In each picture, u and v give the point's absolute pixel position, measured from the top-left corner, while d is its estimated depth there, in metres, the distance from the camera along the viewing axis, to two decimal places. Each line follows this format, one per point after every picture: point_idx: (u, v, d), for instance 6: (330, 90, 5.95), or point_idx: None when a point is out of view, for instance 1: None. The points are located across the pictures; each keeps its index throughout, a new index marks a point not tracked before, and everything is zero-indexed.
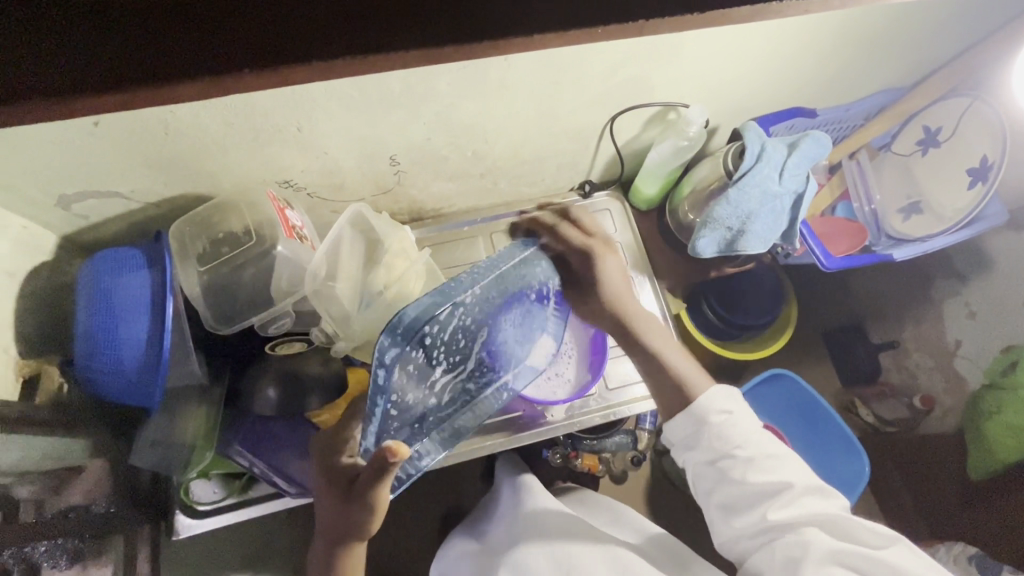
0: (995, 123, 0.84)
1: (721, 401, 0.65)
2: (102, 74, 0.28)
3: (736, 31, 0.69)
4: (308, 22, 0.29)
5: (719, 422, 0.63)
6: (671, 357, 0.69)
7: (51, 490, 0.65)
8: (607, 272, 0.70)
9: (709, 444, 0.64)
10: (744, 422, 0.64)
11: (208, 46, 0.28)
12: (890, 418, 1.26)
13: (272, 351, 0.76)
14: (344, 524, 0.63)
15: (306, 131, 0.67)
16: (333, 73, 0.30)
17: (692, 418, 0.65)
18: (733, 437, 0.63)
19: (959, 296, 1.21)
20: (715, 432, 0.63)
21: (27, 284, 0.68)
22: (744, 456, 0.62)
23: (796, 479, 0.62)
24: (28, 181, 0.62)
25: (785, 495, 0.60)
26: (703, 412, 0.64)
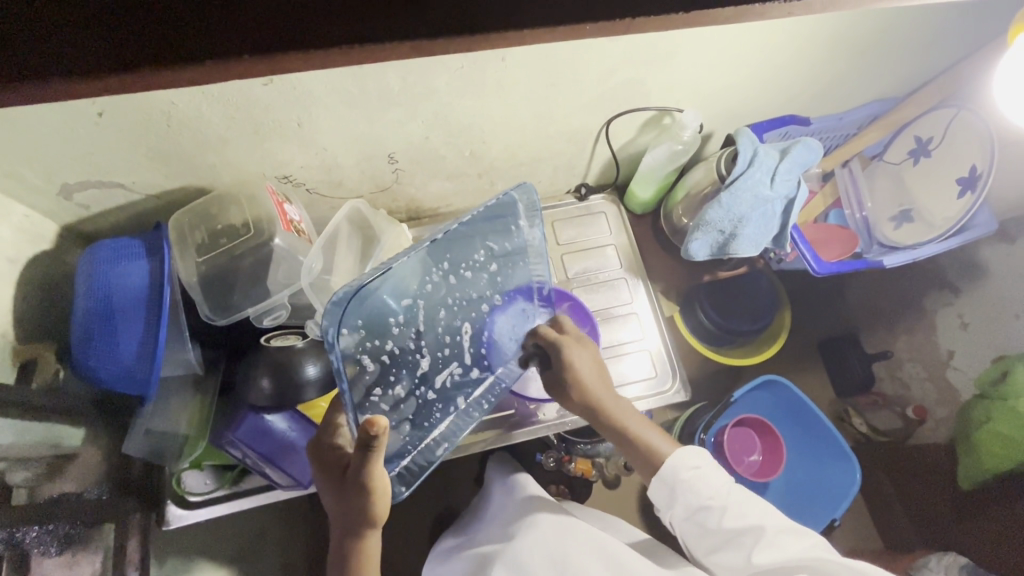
0: (984, 132, 0.85)
1: (689, 457, 0.70)
2: (89, 55, 0.29)
3: (728, 39, 0.70)
4: (300, 14, 0.30)
5: (689, 478, 0.68)
6: (638, 426, 0.74)
7: (44, 475, 0.67)
8: (573, 356, 0.74)
9: (686, 498, 0.68)
10: (714, 477, 0.68)
11: (193, 34, 0.29)
12: (884, 427, 1.28)
13: (266, 343, 0.76)
14: (354, 512, 0.62)
15: (306, 126, 0.68)
16: (325, 62, 0.32)
17: (665, 483, 0.69)
18: (704, 491, 0.67)
19: (951, 306, 1.22)
20: (688, 487, 0.68)
21: (27, 272, 0.69)
22: (717, 504, 0.66)
23: (768, 522, 0.64)
24: (31, 169, 0.63)
25: (760, 543, 0.62)
26: (676, 472, 0.68)
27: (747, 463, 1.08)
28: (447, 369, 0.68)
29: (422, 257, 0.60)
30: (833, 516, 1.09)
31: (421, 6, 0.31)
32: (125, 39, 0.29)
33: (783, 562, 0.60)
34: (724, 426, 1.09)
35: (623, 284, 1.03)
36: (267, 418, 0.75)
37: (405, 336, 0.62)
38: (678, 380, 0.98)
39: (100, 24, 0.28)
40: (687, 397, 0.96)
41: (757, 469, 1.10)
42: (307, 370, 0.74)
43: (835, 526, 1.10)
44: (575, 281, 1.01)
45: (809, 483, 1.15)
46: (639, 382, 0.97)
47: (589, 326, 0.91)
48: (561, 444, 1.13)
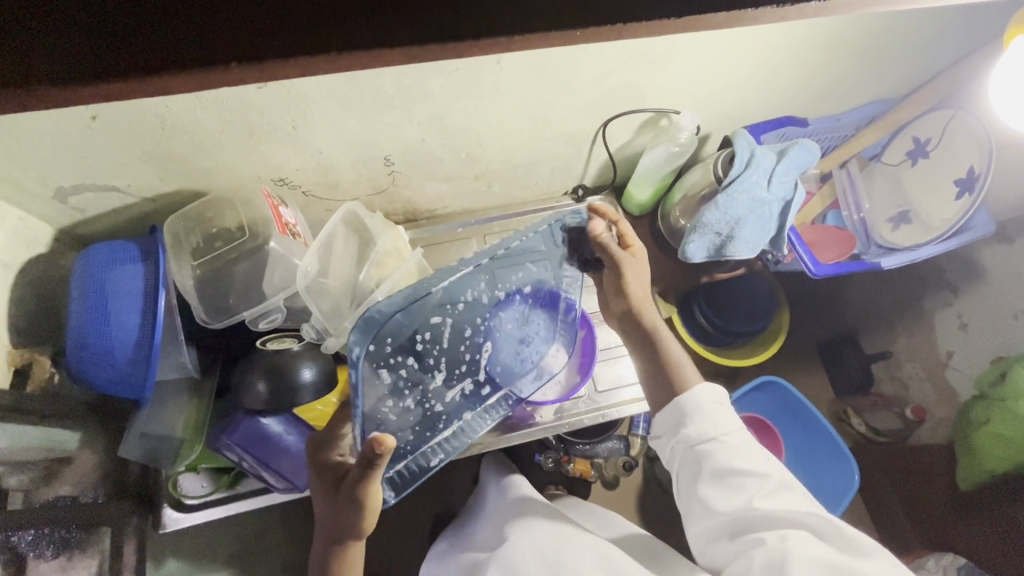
0: (981, 134, 0.85)
1: (713, 394, 0.67)
2: (83, 63, 0.29)
3: (724, 41, 0.70)
4: (289, 20, 0.29)
5: (712, 409, 0.66)
6: (673, 355, 0.74)
7: (40, 479, 0.67)
8: (625, 267, 0.74)
9: (700, 425, 0.65)
10: (729, 416, 0.66)
11: (186, 40, 0.29)
12: (883, 427, 1.28)
13: (262, 346, 0.76)
14: (343, 521, 0.62)
15: (301, 129, 0.68)
16: (318, 67, 0.32)
17: (680, 411, 0.67)
18: (718, 426, 0.65)
19: (950, 307, 1.21)
20: (706, 416, 0.65)
21: (22, 276, 0.69)
22: (729, 441, 0.63)
23: (774, 473, 0.62)
24: (26, 174, 0.63)
25: (764, 491, 0.60)
26: (698, 402, 0.66)
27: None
28: (462, 386, 0.67)
29: (465, 277, 0.58)
30: (832, 517, 1.09)
31: (410, 11, 0.30)
32: (118, 47, 0.29)
33: (782, 514, 0.59)
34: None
35: None
36: (263, 421, 0.75)
37: (429, 355, 0.60)
38: None
39: (92, 31, 0.28)
40: None
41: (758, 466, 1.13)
42: (302, 374, 0.74)
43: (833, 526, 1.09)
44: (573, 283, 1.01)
45: (808, 483, 1.15)
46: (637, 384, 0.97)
47: (586, 329, 0.93)
48: (559, 445, 1.13)
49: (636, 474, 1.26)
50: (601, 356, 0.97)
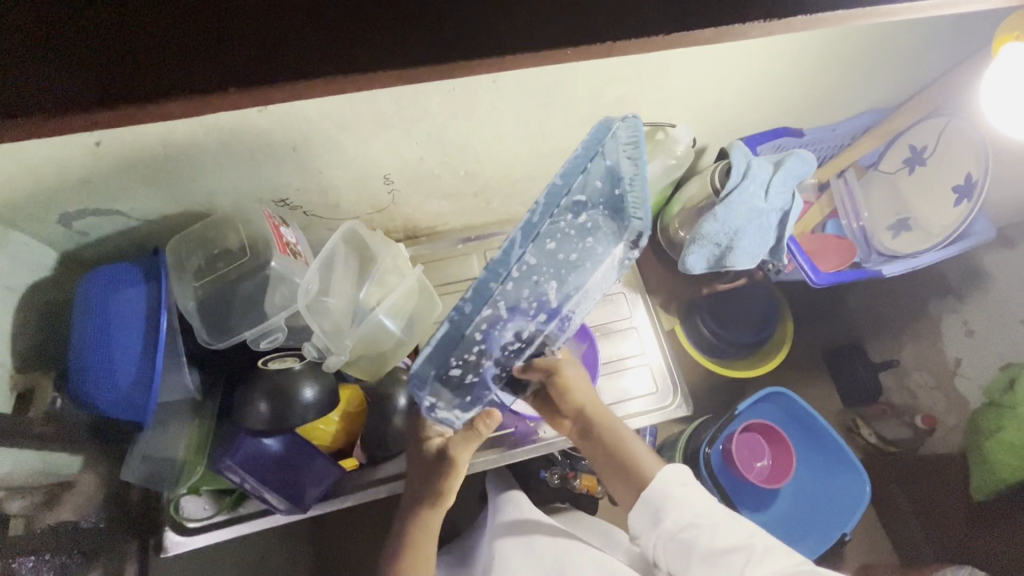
0: (977, 140, 0.86)
1: (678, 473, 0.66)
2: (74, 93, 0.29)
3: (716, 55, 0.71)
4: (293, 48, 0.31)
5: (680, 493, 0.64)
6: (633, 442, 0.73)
7: (41, 504, 0.68)
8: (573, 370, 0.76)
9: (675, 514, 0.62)
10: (699, 494, 0.65)
11: (179, 71, 0.30)
12: (894, 438, 1.24)
13: (263, 366, 0.75)
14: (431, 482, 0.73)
15: (301, 150, 0.69)
16: (309, 93, 0.32)
17: (651, 508, 0.64)
18: (691, 508, 0.63)
19: (956, 313, 1.21)
20: (678, 504, 0.63)
21: (25, 299, 0.69)
22: (706, 521, 0.62)
23: (758, 541, 0.61)
24: (31, 199, 0.64)
25: (751, 562, 0.58)
26: (665, 488, 0.64)
27: (757, 470, 1.09)
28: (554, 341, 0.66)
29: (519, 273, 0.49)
30: (843, 530, 1.07)
31: (407, 37, 0.32)
32: (110, 78, 0.29)
33: None
34: (731, 434, 1.09)
35: (622, 298, 1.02)
36: (265, 442, 0.75)
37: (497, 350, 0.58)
38: (679, 395, 0.97)
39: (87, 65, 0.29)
40: (688, 412, 0.96)
41: (766, 476, 1.11)
42: (304, 394, 0.74)
43: (846, 539, 1.08)
44: None
45: (817, 494, 1.13)
46: (639, 398, 0.96)
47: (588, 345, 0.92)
48: (566, 462, 1.14)
49: None
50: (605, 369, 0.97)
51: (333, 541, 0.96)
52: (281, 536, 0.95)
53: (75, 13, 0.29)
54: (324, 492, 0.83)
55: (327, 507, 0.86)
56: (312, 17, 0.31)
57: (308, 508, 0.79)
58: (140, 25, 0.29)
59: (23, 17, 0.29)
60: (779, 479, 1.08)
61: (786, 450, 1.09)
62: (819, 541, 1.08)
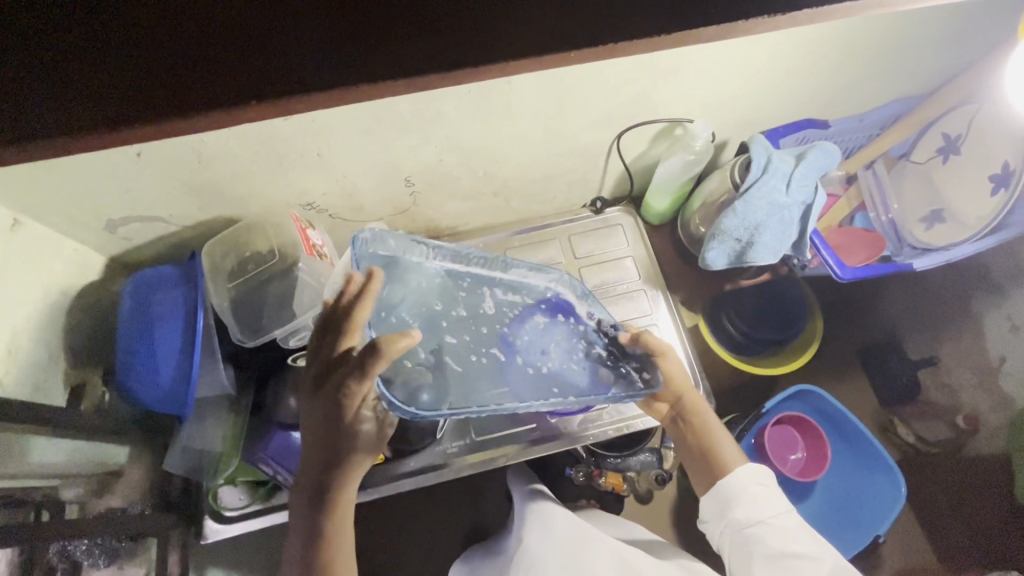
0: (1016, 128, 0.82)
1: (757, 474, 0.69)
2: (122, 117, 0.33)
3: (732, 48, 0.70)
4: (308, 67, 0.33)
5: (756, 492, 0.67)
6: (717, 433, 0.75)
7: (93, 492, 0.73)
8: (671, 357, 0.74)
9: (745, 508, 0.66)
10: (777, 499, 0.67)
11: (212, 92, 0.33)
12: (932, 437, 1.20)
13: (293, 363, 0.81)
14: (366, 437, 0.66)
15: (325, 156, 0.72)
16: (324, 102, 0.34)
17: (725, 495, 0.68)
18: (765, 507, 0.65)
19: (1002, 309, 1.22)
20: (751, 500, 0.66)
21: (76, 301, 0.74)
22: (777, 523, 0.64)
23: (828, 557, 0.62)
24: (79, 208, 0.69)
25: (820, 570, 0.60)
26: (741, 484, 0.67)
27: (791, 462, 1.07)
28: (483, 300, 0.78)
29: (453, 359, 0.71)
30: (878, 531, 1.04)
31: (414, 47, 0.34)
32: (150, 99, 0.33)
33: None
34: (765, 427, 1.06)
35: (643, 295, 1.02)
36: (293, 435, 0.78)
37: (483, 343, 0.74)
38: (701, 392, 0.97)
39: (131, 91, 0.33)
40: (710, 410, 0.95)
41: (801, 469, 1.08)
42: None
43: (881, 541, 1.05)
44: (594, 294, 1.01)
45: (848, 493, 1.11)
46: None
47: None
48: (592, 459, 1.12)
49: (670, 488, 1.23)
50: None
51: None
52: None
53: (122, 48, 0.34)
54: None
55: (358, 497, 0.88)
56: (326, 38, 0.34)
57: None
58: (174, 52, 0.33)
59: (77, 51, 0.33)
60: (815, 472, 1.06)
61: (823, 442, 1.05)
62: (852, 542, 1.06)
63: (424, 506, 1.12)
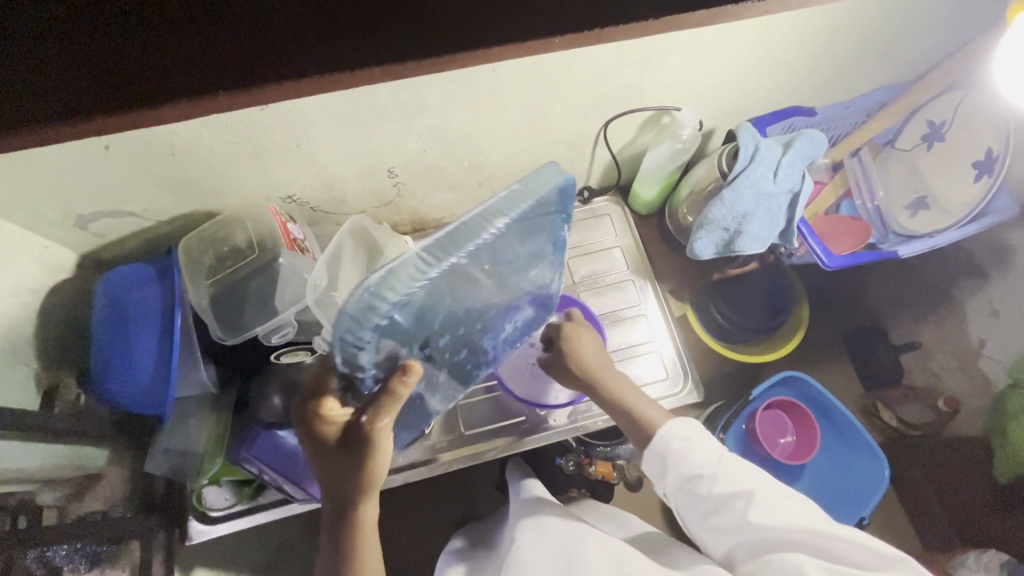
0: (999, 115, 0.83)
1: (681, 428, 0.65)
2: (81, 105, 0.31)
3: (721, 34, 0.69)
4: (290, 49, 0.32)
5: (679, 449, 0.64)
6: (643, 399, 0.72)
7: (70, 496, 0.71)
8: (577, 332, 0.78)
9: (676, 469, 0.64)
10: (708, 446, 0.64)
11: (184, 78, 0.31)
12: (915, 421, 1.21)
13: (275, 360, 0.79)
14: (353, 477, 0.62)
15: (305, 147, 0.70)
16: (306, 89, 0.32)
17: (658, 456, 0.66)
18: (694, 461, 0.63)
19: (982, 294, 1.21)
20: (678, 459, 0.64)
21: (48, 300, 0.71)
22: (711, 474, 0.61)
23: (761, 486, 0.60)
24: (47, 203, 0.66)
25: (754, 504, 0.59)
26: (663, 442, 0.65)
27: (780, 446, 1.08)
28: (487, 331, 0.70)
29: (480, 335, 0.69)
30: (862, 515, 1.06)
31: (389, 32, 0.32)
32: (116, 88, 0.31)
33: (784, 530, 0.56)
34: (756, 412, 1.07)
35: (631, 285, 1.02)
36: (279, 432, 0.77)
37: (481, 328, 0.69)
38: (690, 381, 0.97)
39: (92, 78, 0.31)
40: (699, 398, 0.95)
41: (791, 452, 1.09)
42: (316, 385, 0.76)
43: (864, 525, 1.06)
44: (582, 285, 1.01)
45: (834, 479, 1.12)
46: (649, 384, 0.96)
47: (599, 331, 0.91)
48: (581, 449, 1.13)
49: None
50: (617, 357, 0.97)
51: None
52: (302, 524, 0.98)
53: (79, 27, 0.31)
54: None
55: None
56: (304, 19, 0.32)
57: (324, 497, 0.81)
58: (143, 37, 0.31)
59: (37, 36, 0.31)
60: (803, 456, 1.07)
61: (813, 427, 1.06)
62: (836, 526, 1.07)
63: (415, 500, 1.12)
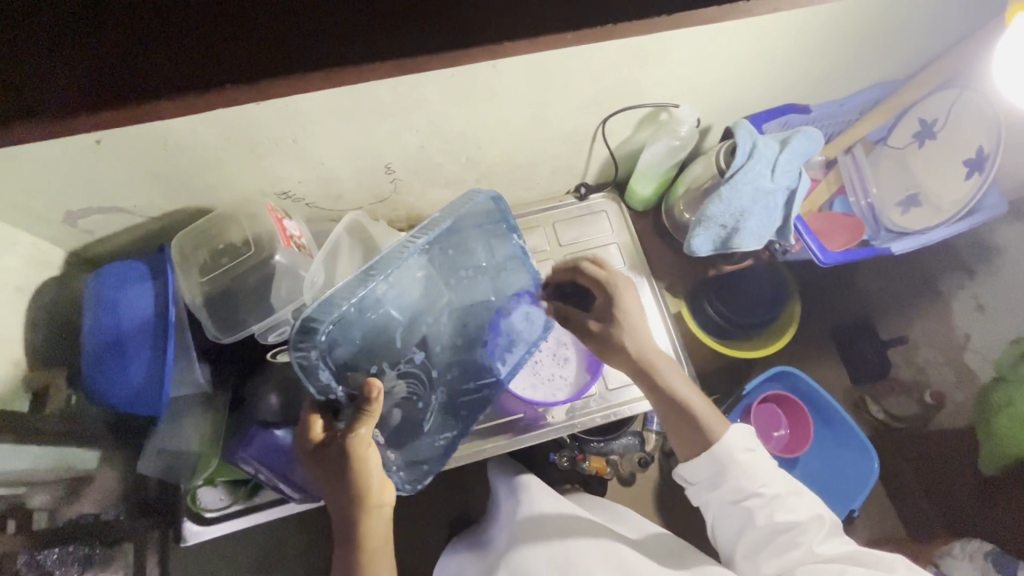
0: (990, 113, 0.84)
1: (743, 439, 0.69)
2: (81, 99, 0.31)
3: (721, 32, 0.69)
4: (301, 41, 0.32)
5: (746, 459, 0.68)
6: (686, 391, 0.72)
7: (62, 498, 0.70)
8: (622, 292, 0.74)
9: (735, 481, 0.67)
10: (766, 464, 0.69)
11: (189, 74, 0.32)
12: (900, 414, 1.24)
13: (272, 359, 0.78)
14: (348, 496, 0.61)
15: (301, 142, 0.68)
16: (309, 85, 0.32)
17: (715, 462, 0.68)
18: (756, 477, 0.67)
19: (966, 289, 1.23)
20: (742, 470, 0.67)
21: (35, 299, 0.70)
22: (773, 494, 0.66)
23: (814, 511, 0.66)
24: (34, 199, 0.64)
25: (816, 533, 0.64)
26: (729, 451, 0.68)
27: (774, 439, 1.09)
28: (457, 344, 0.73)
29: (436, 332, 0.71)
30: (851, 507, 1.08)
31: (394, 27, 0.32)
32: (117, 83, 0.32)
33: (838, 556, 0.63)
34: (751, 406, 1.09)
35: (627, 282, 1.02)
36: (277, 432, 0.73)
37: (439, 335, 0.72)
38: (686, 377, 0.97)
39: (91, 72, 0.32)
40: (695, 394, 0.96)
41: (784, 445, 1.11)
42: None
43: (853, 516, 1.09)
44: None
45: (824, 471, 1.14)
46: None
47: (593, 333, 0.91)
48: (574, 444, 1.11)
49: (653, 470, 1.24)
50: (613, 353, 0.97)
51: None
52: (295, 524, 0.96)
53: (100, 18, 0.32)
54: None
55: None
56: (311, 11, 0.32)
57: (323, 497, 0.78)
58: (143, 31, 0.32)
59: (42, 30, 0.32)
60: (796, 449, 1.08)
61: (807, 420, 1.08)
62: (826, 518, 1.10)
63: (410, 498, 1.11)
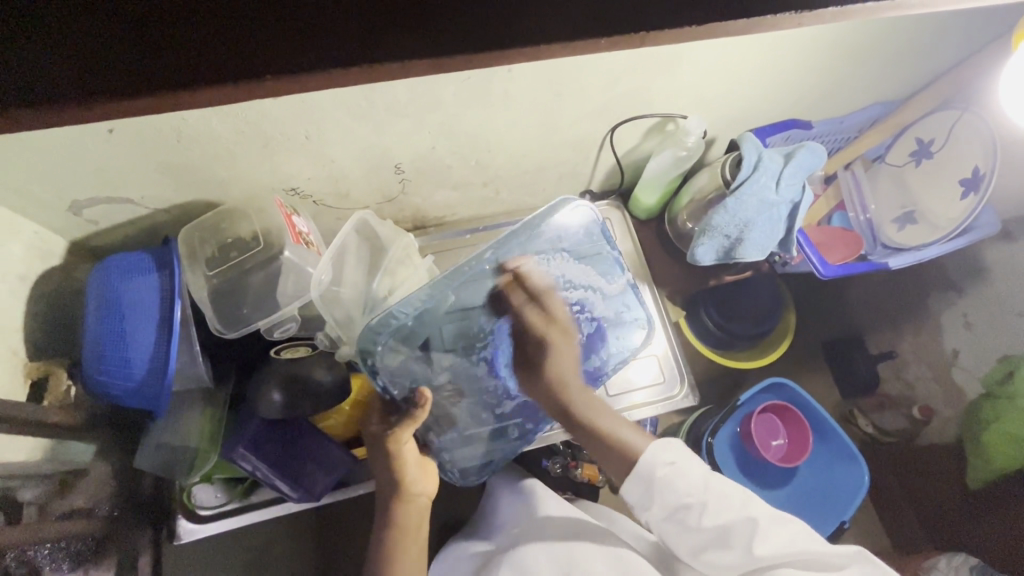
0: (986, 134, 0.86)
1: (666, 452, 0.61)
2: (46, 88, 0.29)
3: (731, 47, 0.71)
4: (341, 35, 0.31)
5: (666, 476, 0.60)
6: (612, 424, 0.67)
7: (54, 492, 0.69)
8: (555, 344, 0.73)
9: (661, 498, 0.60)
10: (691, 469, 0.60)
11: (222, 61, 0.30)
12: (890, 428, 1.26)
13: (275, 355, 0.75)
14: (390, 479, 0.72)
15: (314, 139, 0.68)
16: (314, 85, 0.32)
17: (634, 476, 0.61)
18: (681, 489, 0.59)
19: (955, 306, 1.17)
20: (663, 488, 0.59)
21: (37, 287, 0.69)
22: (697, 501, 0.58)
23: (761, 512, 0.58)
24: (40, 186, 0.63)
25: (757, 536, 0.57)
26: (650, 467, 0.60)
27: (773, 448, 1.10)
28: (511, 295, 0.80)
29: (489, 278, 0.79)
30: (841, 519, 1.08)
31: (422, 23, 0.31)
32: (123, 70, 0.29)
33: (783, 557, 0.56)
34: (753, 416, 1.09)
35: None
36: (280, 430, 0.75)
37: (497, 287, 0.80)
38: (686, 386, 0.98)
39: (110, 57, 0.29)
40: (695, 402, 0.97)
41: (782, 455, 1.11)
42: (318, 381, 0.73)
43: (844, 528, 1.08)
44: None
45: (816, 485, 1.14)
46: (645, 389, 0.98)
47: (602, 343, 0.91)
48: (567, 450, 1.13)
49: None
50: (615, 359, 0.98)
51: (339, 529, 0.96)
52: (286, 526, 0.95)
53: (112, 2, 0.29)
54: (335, 481, 0.83)
55: (336, 495, 0.87)
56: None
57: (320, 495, 0.80)
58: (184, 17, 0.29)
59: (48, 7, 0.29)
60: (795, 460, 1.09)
61: (807, 433, 1.09)
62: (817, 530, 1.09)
63: None
